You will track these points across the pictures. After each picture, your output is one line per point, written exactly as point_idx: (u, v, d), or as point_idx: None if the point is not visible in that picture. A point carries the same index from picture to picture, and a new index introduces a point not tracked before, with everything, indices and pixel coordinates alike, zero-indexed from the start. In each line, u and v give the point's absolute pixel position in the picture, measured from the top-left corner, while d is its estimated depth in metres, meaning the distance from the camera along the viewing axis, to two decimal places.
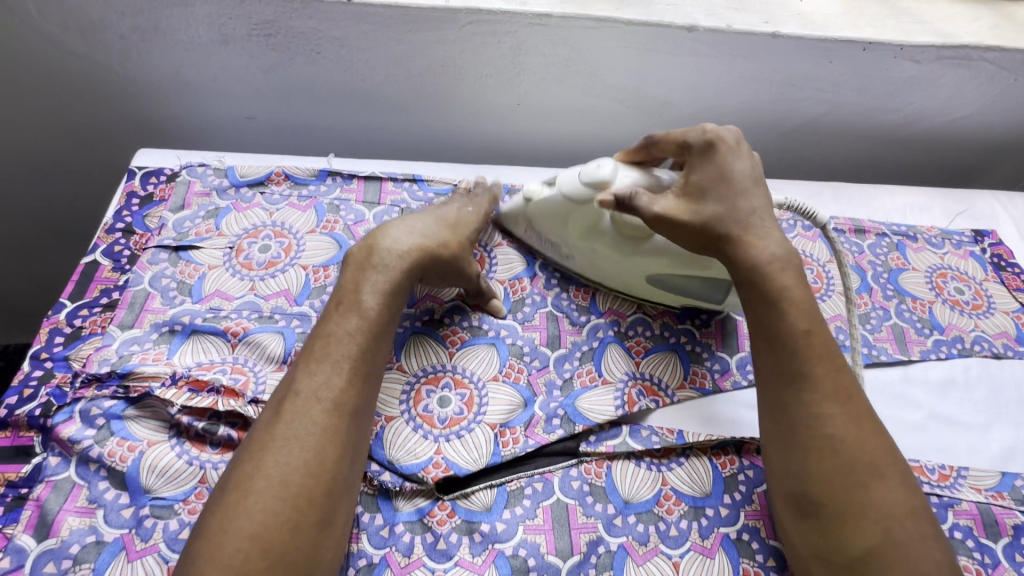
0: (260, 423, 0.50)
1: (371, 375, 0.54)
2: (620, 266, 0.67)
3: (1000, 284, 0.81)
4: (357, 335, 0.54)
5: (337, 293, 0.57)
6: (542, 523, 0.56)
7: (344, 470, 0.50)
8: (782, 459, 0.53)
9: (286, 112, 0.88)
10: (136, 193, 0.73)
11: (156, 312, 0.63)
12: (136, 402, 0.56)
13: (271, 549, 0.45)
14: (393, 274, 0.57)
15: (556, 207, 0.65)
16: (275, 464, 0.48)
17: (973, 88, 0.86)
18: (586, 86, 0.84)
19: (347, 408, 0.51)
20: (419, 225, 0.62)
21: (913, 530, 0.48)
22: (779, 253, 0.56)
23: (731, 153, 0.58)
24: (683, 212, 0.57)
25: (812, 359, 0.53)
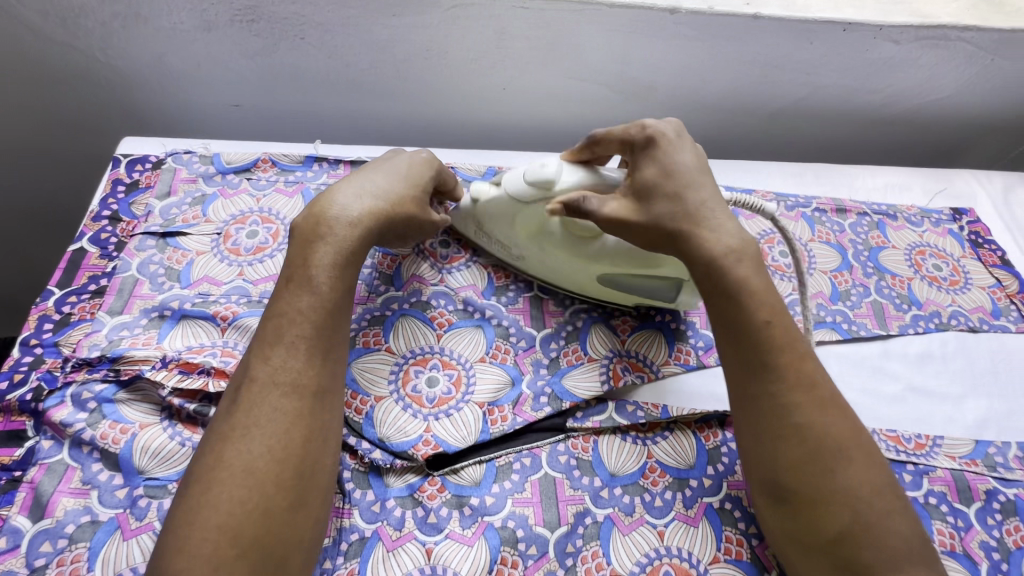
0: (220, 411, 0.51)
1: (330, 352, 0.54)
2: (567, 266, 0.66)
3: (977, 261, 0.83)
4: (308, 313, 0.54)
5: (286, 271, 0.56)
6: (530, 496, 0.57)
7: (313, 451, 0.51)
8: (752, 447, 0.54)
9: (271, 99, 0.88)
10: (121, 181, 0.73)
11: (145, 298, 0.64)
12: (127, 385, 0.57)
13: (242, 535, 0.46)
14: (344, 244, 0.57)
15: (500, 207, 0.66)
16: (236, 452, 0.49)
17: (952, 68, 0.87)
18: (571, 70, 0.84)
19: (309, 388, 0.52)
20: (371, 185, 0.61)
21: (880, 510, 0.50)
22: (742, 242, 0.56)
23: (672, 148, 0.60)
24: (633, 213, 0.58)
25: (777, 350, 0.54)
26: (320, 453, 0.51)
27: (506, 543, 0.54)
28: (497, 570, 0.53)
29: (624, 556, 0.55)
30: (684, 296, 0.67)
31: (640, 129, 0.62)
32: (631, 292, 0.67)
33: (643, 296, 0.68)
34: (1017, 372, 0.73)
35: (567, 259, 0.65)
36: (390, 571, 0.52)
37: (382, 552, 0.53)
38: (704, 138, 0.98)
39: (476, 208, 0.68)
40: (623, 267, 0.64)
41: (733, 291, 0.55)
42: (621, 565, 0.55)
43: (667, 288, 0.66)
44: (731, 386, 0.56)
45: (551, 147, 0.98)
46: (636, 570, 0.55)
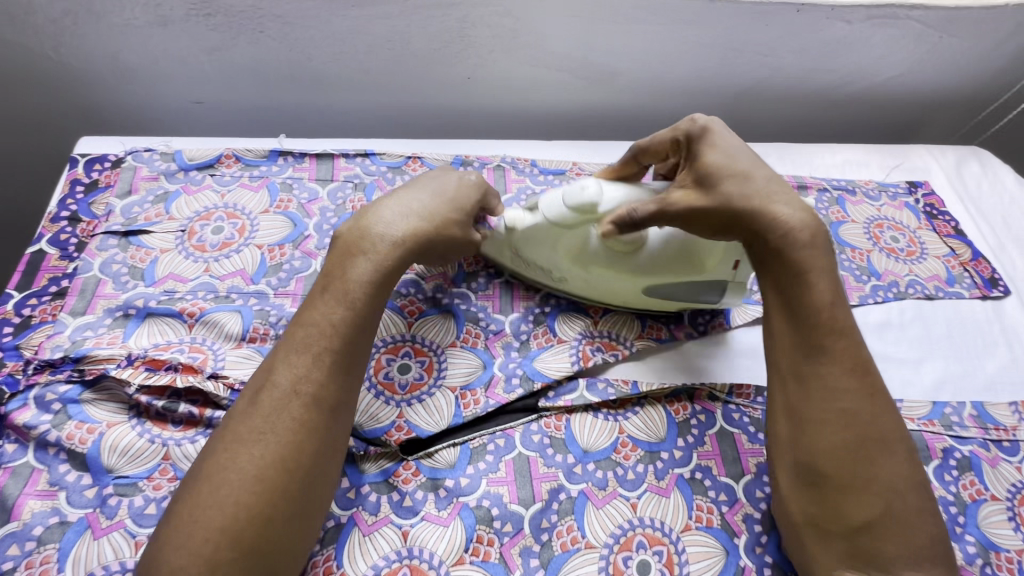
0: (236, 411, 0.51)
1: (352, 369, 0.54)
2: (618, 283, 0.66)
3: (932, 232, 0.86)
4: (339, 327, 0.54)
5: (324, 278, 0.57)
6: (504, 475, 0.58)
7: (321, 465, 0.51)
8: (792, 432, 0.55)
9: (233, 95, 0.87)
10: (80, 181, 0.72)
11: (109, 297, 0.63)
12: (92, 385, 0.56)
13: (243, 541, 0.47)
14: (383, 262, 0.57)
15: (542, 233, 0.64)
16: (250, 459, 0.49)
17: (902, 47, 0.91)
18: (535, 58, 0.85)
19: (327, 402, 0.52)
20: (416, 204, 0.61)
21: (910, 505, 0.52)
22: (806, 224, 0.57)
23: (730, 133, 0.62)
24: (702, 200, 0.59)
25: (834, 334, 0.56)
26: (326, 467, 0.51)
27: (481, 522, 0.55)
28: (473, 549, 0.54)
29: (597, 528, 0.57)
30: (729, 296, 0.68)
31: (690, 122, 0.64)
32: (677, 298, 0.68)
33: (686, 300, 0.68)
34: (971, 336, 0.76)
35: (616, 278, 0.65)
36: (367, 555, 0.52)
37: (358, 537, 0.53)
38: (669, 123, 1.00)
39: (511, 233, 0.66)
40: (672, 276, 0.65)
41: (797, 278, 0.57)
42: (595, 538, 0.56)
43: (709, 290, 0.67)
44: (781, 370, 0.57)
45: (518, 135, 0.98)
46: (610, 542, 0.56)
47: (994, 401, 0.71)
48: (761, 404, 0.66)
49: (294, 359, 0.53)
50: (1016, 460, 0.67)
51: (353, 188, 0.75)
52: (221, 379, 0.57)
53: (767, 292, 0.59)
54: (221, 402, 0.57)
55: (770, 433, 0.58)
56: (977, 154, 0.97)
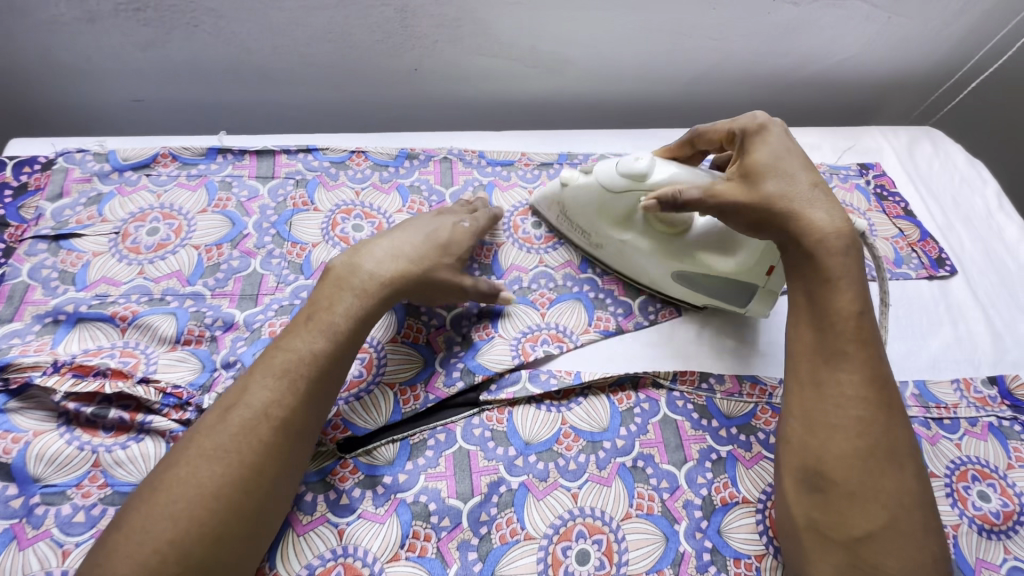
0: (206, 423, 0.51)
1: (324, 397, 0.55)
2: (650, 262, 0.69)
3: (882, 213, 0.87)
4: (320, 358, 0.55)
5: (309, 307, 0.58)
6: (443, 470, 0.58)
7: (280, 487, 0.51)
8: (803, 435, 0.55)
9: (173, 91, 0.85)
10: (8, 185, 0.70)
11: (38, 303, 0.61)
12: (18, 394, 0.55)
13: (189, 554, 0.46)
14: (368, 301, 0.58)
15: (590, 197, 0.70)
16: (211, 476, 0.48)
17: (853, 28, 0.90)
18: (481, 47, 0.84)
19: (295, 427, 0.52)
20: (408, 246, 0.63)
21: (916, 522, 0.51)
22: (841, 230, 0.58)
23: (785, 134, 0.63)
24: (744, 194, 0.60)
25: (859, 342, 0.56)
26: (283, 489, 0.51)
27: (418, 517, 0.55)
28: (409, 545, 0.54)
29: (537, 519, 0.57)
30: (758, 304, 0.69)
31: (750, 118, 0.65)
32: (708, 296, 0.70)
33: (720, 301, 0.70)
34: (916, 316, 0.77)
35: (651, 255, 0.69)
36: (302, 555, 0.52)
37: (293, 537, 0.53)
38: (624, 109, 0.99)
39: (564, 191, 0.72)
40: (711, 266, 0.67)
41: (826, 279, 0.57)
42: (535, 529, 0.56)
43: (738, 292, 0.69)
44: (798, 376, 0.58)
45: (471, 125, 0.97)
46: (549, 533, 0.56)
47: (937, 379, 0.72)
48: (705, 390, 0.67)
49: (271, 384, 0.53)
50: (955, 437, 0.68)
51: (295, 185, 0.74)
52: (152, 383, 0.57)
53: (796, 294, 0.60)
54: (153, 406, 0.56)
55: (780, 434, 0.58)
56: (930, 135, 0.97)
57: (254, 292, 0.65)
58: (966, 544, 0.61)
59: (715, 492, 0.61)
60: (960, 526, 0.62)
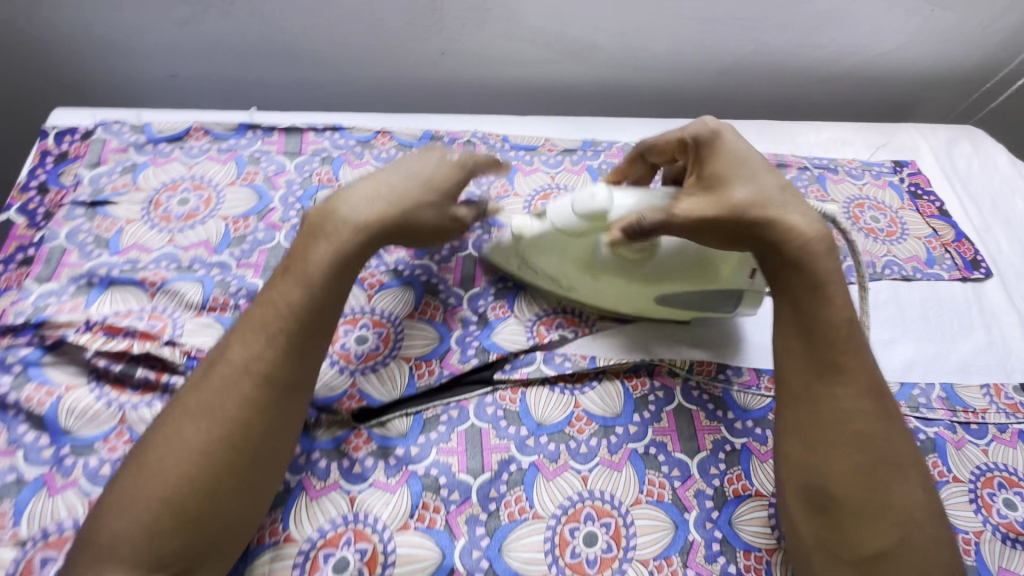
0: (190, 383, 0.51)
1: (309, 349, 0.53)
2: (627, 291, 0.64)
3: (915, 212, 0.84)
4: (298, 311, 0.53)
5: (287, 258, 0.56)
6: (455, 445, 0.58)
7: (270, 442, 0.50)
8: (801, 454, 0.53)
9: (208, 68, 0.88)
10: (50, 152, 0.72)
11: (73, 266, 0.64)
12: (52, 349, 0.58)
13: (183, 511, 0.47)
14: (343, 246, 0.55)
15: (549, 239, 0.63)
16: (197, 433, 0.49)
17: (892, 20, 0.88)
18: (509, 31, 0.84)
19: (280, 381, 0.51)
20: (387, 186, 0.58)
21: (927, 534, 0.50)
22: (821, 232, 0.56)
23: (739, 138, 0.60)
24: (712, 207, 0.57)
25: (851, 353, 0.54)
26: (276, 445, 0.51)
27: (428, 489, 0.55)
28: (418, 516, 0.54)
29: (546, 499, 0.57)
30: (744, 307, 0.66)
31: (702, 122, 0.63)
32: (692, 307, 0.66)
33: (708, 312, 0.67)
34: (947, 318, 0.75)
35: (626, 287, 0.64)
36: (314, 519, 0.53)
37: (306, 501, 0.54)
38: (650, 99, 0.98)
39: (518, 240, 0.65)
40: (688, 285, 0.63)
41: (814, 289, 0.55)
42: (543, 509, 0.56)
43: (725, 301, 0.65)
44: (791, 391, 0.55)
45: (496, 109, 0.97)
46: (558, 513, 0.56)
47: (965, 383, 0.70)
48: (721, 381, 0.66)
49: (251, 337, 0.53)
50: (982, 443, 0.66)
51: (320, 162, 0.75)
52: (178, 346, 0.58)
53: (782, 303, 0.57)
54: (178, 368, 0.58)
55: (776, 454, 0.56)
56: (970, 134, 0.94)
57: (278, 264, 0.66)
58: (988, 552, 0.59)
59: (727, 483, 0.60)
60: (983, 533, 0.60)
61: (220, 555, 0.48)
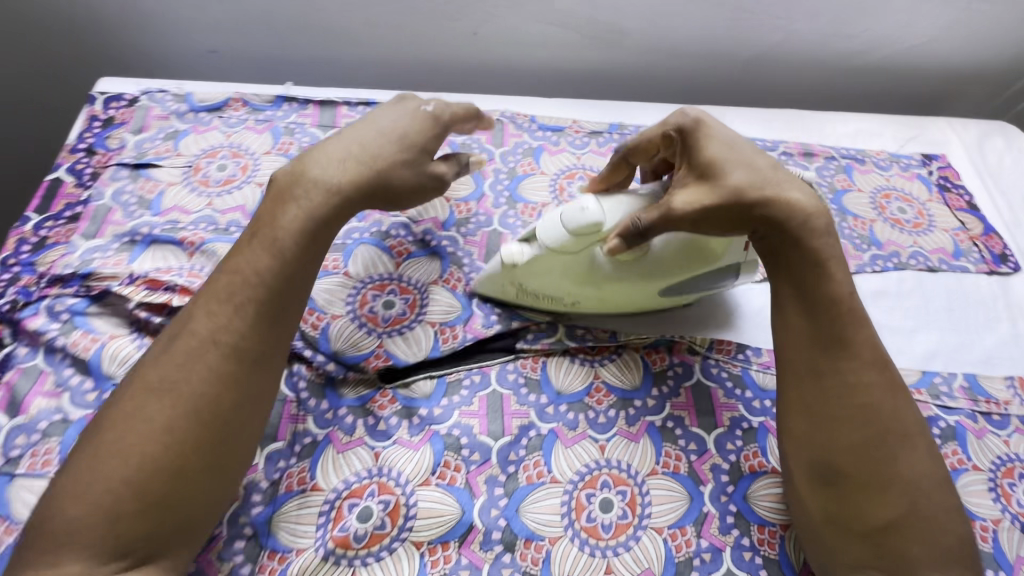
0: (151, 358, 0.50)
1: (277, 320, 0.53)
2: (633, 291, 0.63)
3: (943, 205, 0.83)
4: (266, 281, 0.52)
5: (253, 227, 0.56)
6: (476, 409, 0.60)
7: (238, 417, 0.50)
8: (808, 429, 0.54)
9: (247, 44, 0.90)
10: (98, 117, 0.75)
11: (117, 224, 0.67)
12: (97, 300, 0.60)
13: (146, 490, 0.46)
14: (315, 210, 0.55)
15: (543, 263, 0.60)
16: (158, 409, 0.48)
17: (926, 11, 0.87)
18: (540, 14, 0.85)
19: (247, 353, 0.51)
20: (356, 146, 0.58)
21: (936, 504, 0.51)
22: (820, 207, 0.57)
23: (722, 125, 0.60)
24: (710, 194, 0.55)
25: (855, 328, 0.55)
26: (244, 419, 0.50)
27: (449, 448, 0.57)
28: (440, 473, 0.56)
29: (564, 465, 0.58)
30: (743, 275, 0.66)
31: (679, 115, 0.62)
32: (694, 289, 0.65)
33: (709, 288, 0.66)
34: (972, 310, 0.74)
35: (632, 288, 0.62)
36: (339, 471, 0.55)
37: (332, 453, 0.56)
38: (678, 86, 0.98)
39: (512, 271, 0.62)
40: (692, 274, 0.62)
41: (817, 266, 0.56)
42: (561, 474, 0.58)
43: (726, 276, 0.64)
44: (798, 368, 0.56)
45: (524, 92, 0.98)
46: (575, 479, 0.58)
47: (989, 374, 0.70)
48: (740, 361, 0.66)
49: (216, 308, 0.52)
50: (1004, 434, 0.65)
51: None
52: None
53: (781, 282, 0.58)
54: None
55: (782, 431, 0.56)
56: (1003, 129, 0.92)
57: None
58: (1006, 540, 0.59)
59: (743, 459, 0.61)
60: (1001, 521, 0.60)
61: (186, 535, 0.48)
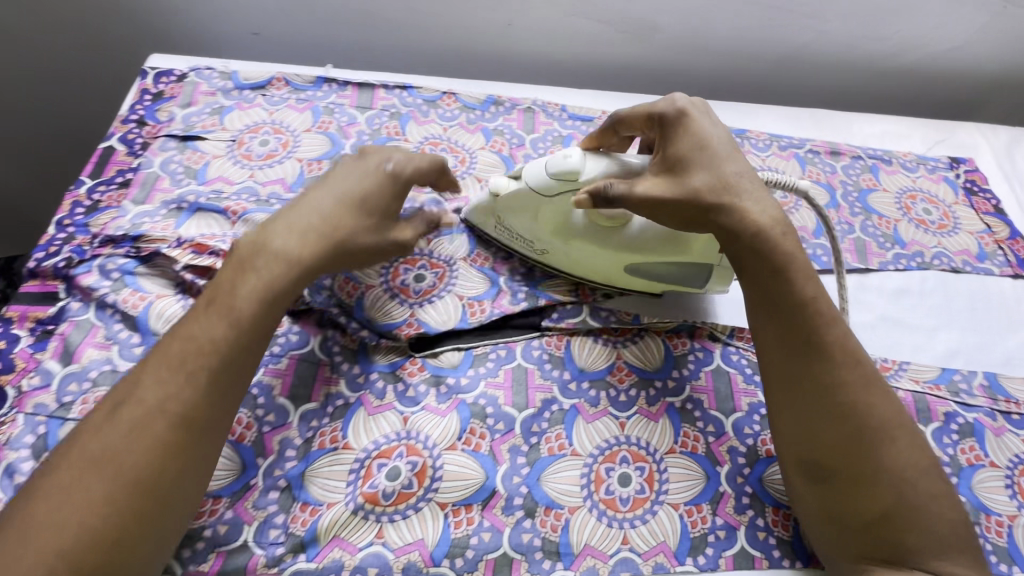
0: (92, 425, 0.46)
1: (233, 385, 0.50)
2: (597, 259, 0.66)
3: (970, 208, 0.84)
4: (223, 346, 0.49)
5: (210, 291, 0.52)
6: (502, 380, 0.62)
7: (186, 486, 0.46)
8: (792, 430, 0.55)
9: (289, 27, 0.93)
10: (148, 91, 0.79)
11: (165, 191, 0.70)
12: (146, 261, 0.63)
13: (81, 567, 0.41)
14: (276, 279, 0.52)
15: (524, 202, 0.66)
16: (97, 481, 0.43)
17: (960, 16, 0.87)
18: (575, 7, 0.87)
19: (198, 419, 0.47)
20: (317, 216, 0.55)
21: (926, 493, 0.51)
22: (775, 218, 0.57)
23: (706, 117, 0.60)
24: (669, 189, 0.57)
25: (824, 327, 0.55)
26: (191, 488, 0.47)
27: (475, 416, 0.59)
28: (465, 439, 0.58)
29: (584, 439, 0.60)
30: (716, 282, 0.68)
31: (672, 100, 0.62)
32: (663, 278, 0.68)
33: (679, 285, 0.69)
34: (994, 312, 0.75)
35: (598, 254, 0.65)
36: (370, 432, 0.57)
37: (363, 415, 0.58)
38: (706, 83, 0.99)
39: (495, 204, 0.68)
40: (660, 256, 0.65)
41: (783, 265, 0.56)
42: (581, 447, 0.59)
43: (695, 275, 0.67)
44: (769, 369, 0.57)
45: (554, 83, 1.00)
46: (595, 453, 0.59)
47: (1009, 375, 0.70)
48: None
49: (166, 374, 0.48)
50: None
51: (390, 117, 0.80)
52: None
53: (748, 285, 0.58)
54: None
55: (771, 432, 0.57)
56: None
57: None
58: (1021, 536, 0.59)
59: (760, 444, 0.62)
60: (1016, 517, 0.60)
61: None
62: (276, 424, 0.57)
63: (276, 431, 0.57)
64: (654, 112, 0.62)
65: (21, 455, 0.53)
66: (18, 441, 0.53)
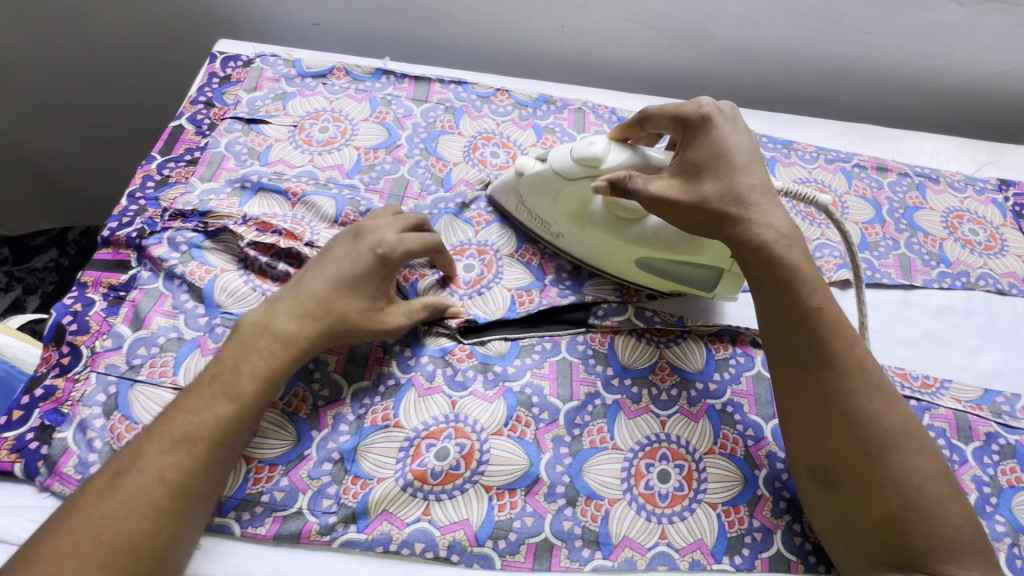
0: (98, 486, 0.47)
1: (226, 461, 0.51)
2: (609, 248, 0.67)
3: (1017, 231, 0.83)
4: (225, 424, 0.51)
5: (214, 365, 0.54)
6: (547, 372, 0.63)
7: (175, 553, 0.47)
8: (798, 438, 0.55)
9: (348, 19, 0.96)
10: (216, 74, 0.82)
11: (230, 170, 0.73)
12: (213, 236, 0.66)
13: None
14: (275, 363, 0.54)
15: (545, 183, 0.67)
16: (95, 547, 0.44)
17: (1017, 38, 0.87)
18: (630, 12, 0.88)
19: (195, 491, 0.49)
20: (312, 295, 0.57)
21: (932, 499, 0.51)
22: (779, 234, 0.58)
23: (731, 126, 0.61)
24: (679, 192, 0.59)
25: (832, 337, 0.55)
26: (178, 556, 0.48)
27: (521, 405, 0.61)
28: (511, 426, 0.59)
29: (626, 434, 0.61)
30: (724, 286, 0.68)
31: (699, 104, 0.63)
32: (670, 279, 0.68)
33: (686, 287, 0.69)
34: None
35: (609, 241, 0.66)
36: (419, 413, 0.59)
37: (414, 396, 0.60)
38: (753, 93, 1.00)
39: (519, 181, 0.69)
40: (670, 255, 0.65)
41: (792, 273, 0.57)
42: (622, 442, 0.61)
43: (702, 277, 0.67)
44: (778, 381, 0.57)
45: (602, 85, 1.01)
46: (635, 448, 0.60)
47: None
48: None
49: (168, 444, 0.49)
50: None
51: (444, 110, 0.82)
52: (316, 247, 0.65)
53: (759, 296, 0.59)
54: None
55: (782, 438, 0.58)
56: None
57: (400, 194, 0.74)
58: None
59: None
60: None
61: None
62: (330, 399, 0.59)
63: (330, 406, 0.59)
64: (683, 112, 0.63)
65: (94, 412, 0.56)
66: (91, 399, 0.56)
